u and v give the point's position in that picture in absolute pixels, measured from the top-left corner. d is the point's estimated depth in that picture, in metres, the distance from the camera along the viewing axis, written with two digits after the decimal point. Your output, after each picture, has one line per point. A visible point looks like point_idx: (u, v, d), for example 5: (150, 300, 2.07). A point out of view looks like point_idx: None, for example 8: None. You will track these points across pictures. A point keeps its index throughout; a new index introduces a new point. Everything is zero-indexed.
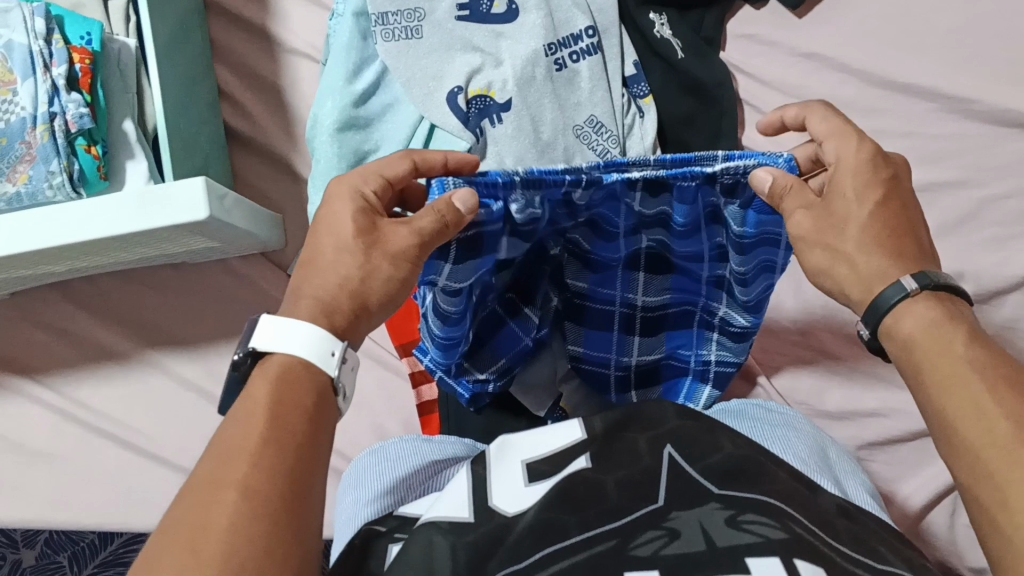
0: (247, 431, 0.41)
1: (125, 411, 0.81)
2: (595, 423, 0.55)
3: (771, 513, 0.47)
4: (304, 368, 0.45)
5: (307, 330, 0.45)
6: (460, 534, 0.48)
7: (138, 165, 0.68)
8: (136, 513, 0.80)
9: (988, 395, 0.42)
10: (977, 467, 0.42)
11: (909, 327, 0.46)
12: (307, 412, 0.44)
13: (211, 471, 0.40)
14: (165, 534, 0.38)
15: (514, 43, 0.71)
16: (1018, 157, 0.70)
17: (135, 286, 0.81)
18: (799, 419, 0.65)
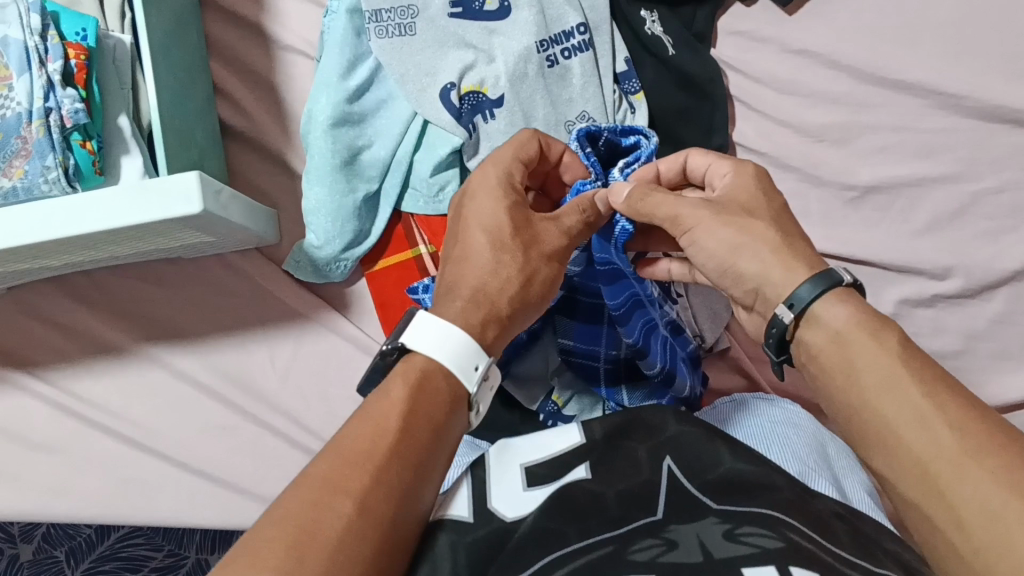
0: (376, 436, 0.46)
1: (123, 404, 0.82)
2: (595, 429, 0.56)
3: (767, 523, 0.47)
4: (447, 376, 0.50)
5: (459, 341, 0.51)
6: (462, 534, 0.50)
7: (133, 160, 0.69)
8: (135, 504, 0.81)
9: (932, 403, 0.43)
10: (926, 480, 0.42)
11: (835, 320, 0.48)
12: (434, 424, 0.48)
13: (336, 464, 0.45)
14: (281, 513, 0.43)
15: (506, 39, 0.72)
16: (1012, 150, 0.71)
17: (132, 280, 0.82)
18: (802, 416, 0.66)
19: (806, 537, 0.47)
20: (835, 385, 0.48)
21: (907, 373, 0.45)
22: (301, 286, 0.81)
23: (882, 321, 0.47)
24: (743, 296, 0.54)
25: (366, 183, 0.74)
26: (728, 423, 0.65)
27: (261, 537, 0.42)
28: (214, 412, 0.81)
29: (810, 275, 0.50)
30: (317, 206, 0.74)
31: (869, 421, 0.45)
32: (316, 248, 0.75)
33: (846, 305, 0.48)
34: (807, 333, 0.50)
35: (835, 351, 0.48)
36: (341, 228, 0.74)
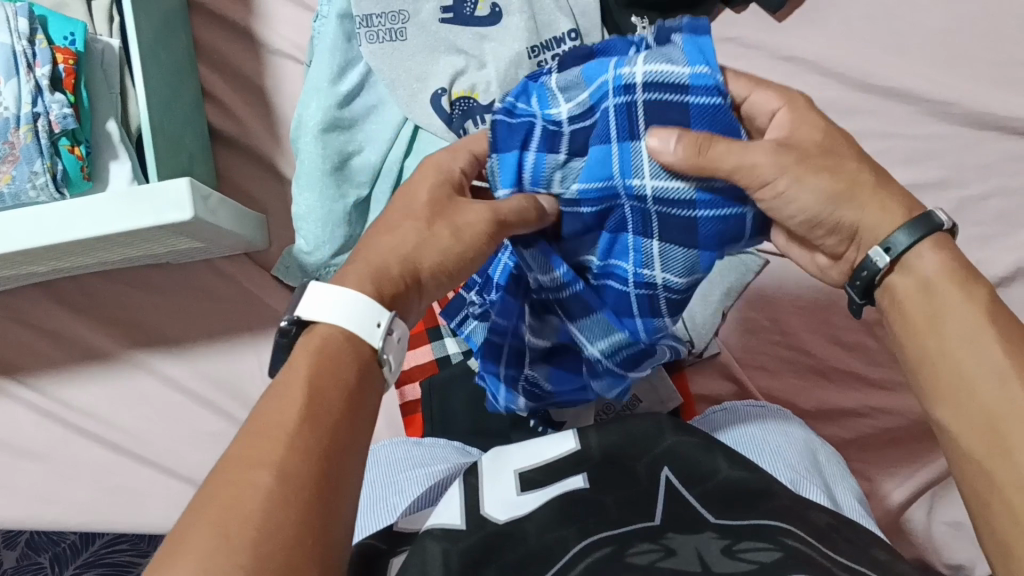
0: (283, 409, 0.42)
1: (111, 409, 0.81)
2: (590, 437, 0.56)
3: (764, 536, 0.48)
4: (347, 341, 0.46)
5: (352, 301, 0.46)
6: (454, 541, 0.49)
7: (121, 165, 0.69)
8: (122, 511, 0.80)
9: (1007, 357, 0.44)
10: (996, 433, 0.44)
11: (928, 267, 0.47)
12: (343, 386, 0.44)
13: (245, 451, 0.40)
14: (198, 509, 0.38)
15: (498, 45, 0.71)
16: (1001, 157, 0.72)
17: (119, 286, 0.81)
18: (791, 421, 0.67)
19: (804, 543, 0.47)
20: (917, 333, 0.48)
21: (990, 329, 0.45)
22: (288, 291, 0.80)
23: (972, 273, 0.47)
24: (835, 242, 0.50)
25: (356, 190, 0.74)
26: (722, 430, 0.65)
27: (181, 540, 0.37)
28: (202, 418, 0.80)
29: (908, 217, 0.48)
30: (306, 213, 0.73)
31: (952, 365, 0.46)
32: (307, 253, 0.75)
33: (939, 254, 0.47)
34: (898, 278, 0.49)
35: (922, 300, 0.47)
36: (330, 235, 0.74)
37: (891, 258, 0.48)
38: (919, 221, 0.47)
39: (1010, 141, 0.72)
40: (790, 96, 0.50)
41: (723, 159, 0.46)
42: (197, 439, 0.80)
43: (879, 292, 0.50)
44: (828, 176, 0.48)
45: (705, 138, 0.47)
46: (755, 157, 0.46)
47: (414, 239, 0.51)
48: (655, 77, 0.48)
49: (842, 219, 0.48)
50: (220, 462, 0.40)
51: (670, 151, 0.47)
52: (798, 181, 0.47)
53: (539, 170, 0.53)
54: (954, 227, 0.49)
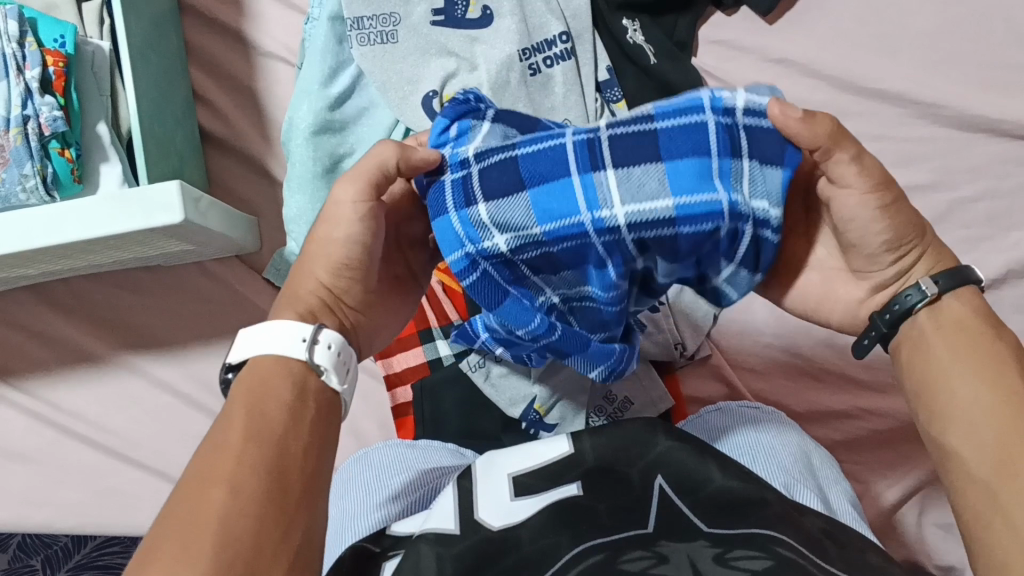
0: (227, 432, 0.43)
1: (101, 411, 0.81)
2: (584, 441, 0.56)
3: (757, 544, 0.47)
4: (276, 364, 0.46)
5: (272, 327, 0.47)
6: (448, 545, 0.50)
7: (112, 168, 0.69)
8: (112, 514, 0.80)
9: (1015, 391, 0.46)
10: (993, 455, 0.44)
11: (957, 310, 0.49)
12: (284, 403, 0.44)
13: (194, 474, 0.41)
14: (153, 534, 0.39)
15: (489, 48, 0.71)
16: (988, 159, 0.72)
17: (111, 289, 0.81)
18: (785, 424, 0.67)
19: (796, 552, 0.47)
20: (934, 375, 0.48)
21: (1003, 369, 0.46)
22: (279, 295, 0.79)
23: (1002, 321, 0.49)
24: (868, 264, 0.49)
25: None
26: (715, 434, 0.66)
27: (142, 558, 0.38)
28: (192, 420, 0.80)
29: (938, 269, 0.50)
30: (297, 216, 0.73)
31: (960, 393, 0.47)
32: (298, 256, 0.75)
33: (967, 303, 0.49)
34: (926, 318, 0.49)
35: (953, 331, 0.48)
36: None
37: (942, 287, 0.49)
38: (958, 268, 0.49)
39: (1000, 144, 0.72)
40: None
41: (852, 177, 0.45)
42: (188, 442, 0.80)
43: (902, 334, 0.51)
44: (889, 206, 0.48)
45: (710, 250, 0.48)
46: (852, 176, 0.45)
47: (315, 263, 0.51)
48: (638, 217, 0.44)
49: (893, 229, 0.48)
50: (174, 486, 0.41)
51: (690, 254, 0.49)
52: (875, 219, 0.47)
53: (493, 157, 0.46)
54: (982, 286, 0.51)
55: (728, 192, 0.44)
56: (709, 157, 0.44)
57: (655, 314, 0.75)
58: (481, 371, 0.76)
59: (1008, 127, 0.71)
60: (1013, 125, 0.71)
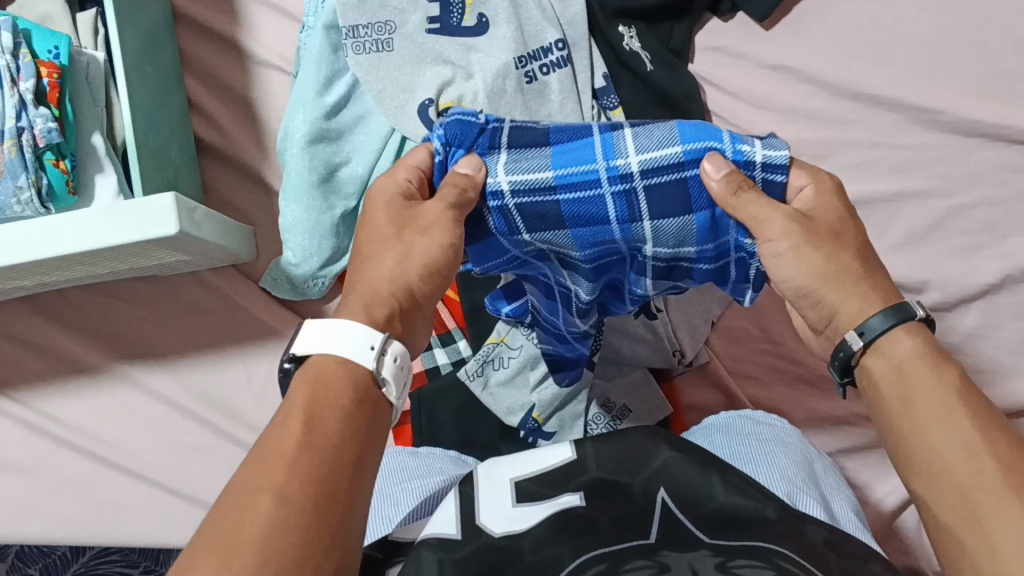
0: (283, 435, 0.42)
1: (95, 422, 0.80)
2: (586, 449, 0.57)
3: (759, 555, 0.47)
4: (342, 367, 0.46)
5: (346, 327, 0.46)
6: (449, 551, 0.50)
7: (107, 179, 0.69)
8: (106, 526, 0.79)
9: (980, 430, 0.44)
10: (966, 512, 0.42)
11: (902, 350, 0.47)
12: (341, 411, 0.44)
13: (247, 479, 0.41)
14: (201, 537, 0.39)
15: (485, 56, 0.71)
16: (986, 166, 0.72)
17: (107, 299, 0.80)
18: (789, 434, 0.68)
19: (799, 566, 0.46)
20: (893, 418, 0.47)
21: (960, 408, 0.45)
22: (275, 305, 0.79)
23: (944, 357, 0.46)
24: (816, 318, 0.50)
25: (345, 201, 0.73)
26: (717, 439, 0.66)
27: (186, 560, 0.38)
28: (188, 430, 0.79)
29: (883, 306, 0.48)
30: (293, 225, 0.73)
31: (925, 441, 0.45)
32: (294, 265, 0.74)
33: (912, 338, 0.47)
34: (871, 362, 0.48)
35: (896, 382, 0.47)
36: (318, 246, 0.73)
37: (868, 339, 0.47)
38: (895, 306, 0.48)
39: (998, 150, 0.72)
40: (818, 174, 0.49)
41: (748, 208, 0.47)
42: (182, 452, 0.79)
43: (857, 371, 0.49)
44: (823, 256, 0.48)
45: (743, 181, 0.47)
46: (768, 215, 0.47)
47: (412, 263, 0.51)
48: (651, 163, 0.48)
49: (821, 297, 0.49)
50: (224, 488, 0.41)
51: (713, 181, 0.47)
52: (794, 252, 0.48)
53: (536, 205, 0.50)
54: (932, 318, 0.48)
55: (730, 149, 0.48)
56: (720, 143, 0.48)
57: (655, 321, 0.74)
58: (479, 381, 0.75)
59: (1007, 133, 0.71)
60: (1010, 130, 0.70)
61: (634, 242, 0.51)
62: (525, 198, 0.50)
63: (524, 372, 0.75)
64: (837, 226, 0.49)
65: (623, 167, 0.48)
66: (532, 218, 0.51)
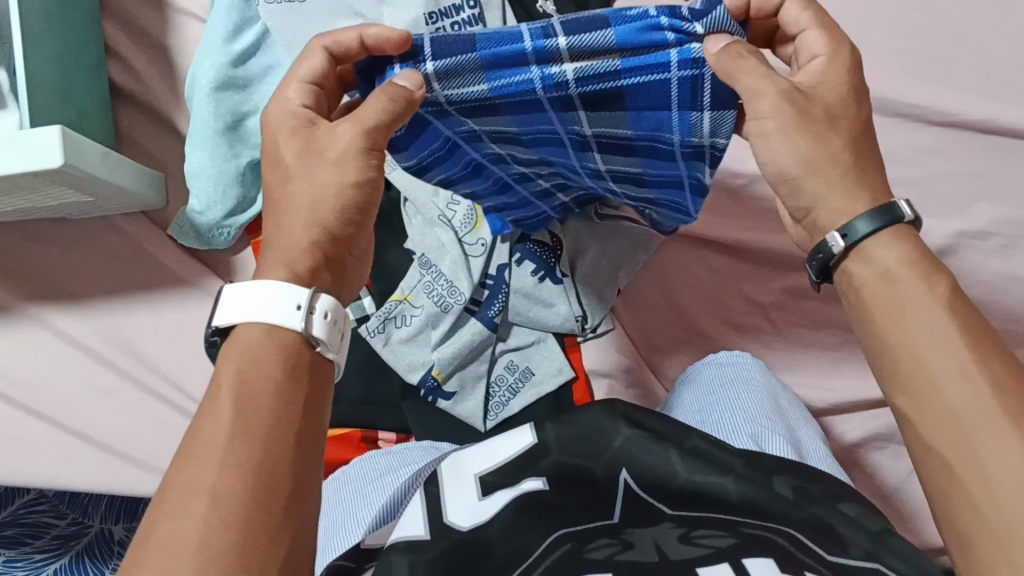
0: (215, 427, 0.42)
1: (4, 362, 0.79)
2: (547, 431, 0.54)
3: (722, 525, 0.50)
4: (269, 335, 0.47)
5: (261, 293, 0.47)
6: (422, 552, 0.47)
7: (8, 114, 0.69)
8: (14, 465, 0.79)
9: (974, 354, 0.44)
10: (956, 433, 0.44)
11: (884, 258, 0.48)
12: (272, 384, 0.45)
13: (185, 477, 0.41)
14: (144, 545, 0.40)
15: (394, 12, 0.69)
16: (903, 146, 0.72)
17: (19, 239, 0.79)
18: (756, 381, 0.71)
19: (759, 529, 0.49)
20: (879, 325, 0.48)
21: (954, 323, 0.46)
22: (185, 252, 0.79)
23: (934, 263, 0.47)
24: (795, 208, 0.51)
25: (251, 151, 0.73)
26: (693, 401, 0.71)
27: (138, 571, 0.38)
28: (96, 373, 0.78)
29: (875, 205, 0.49)
30: (196, 172, 0.73)
31: (916, 359, 0.46)
32: (199, 214, 0.74)
33: (902, 245, 0.48)
34: (854, 266, 0.49)
35: (886, 290, 0.48)
36: (222, 196, 0.73)
37: (847, 243, 0.49)
38: (884, 210, 0.48)
39: (915, 130, 0.72)
40: (839, 49, 0.50)
41: (748, 79, 0.45)
42: (92, 396, 0.78)
43: (836, 274, 0.51)
44: (810, 141, 0.48)
45: (739, 55, 0.44)
46: (763, 91, 0.46)
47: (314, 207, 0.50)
48: (587, 71, 0.46)
49: (802, 185, 0.49)
50: (162, 490, 0.42)
51: (715, 49, 0.45)
52: (786, 132, 0.47)
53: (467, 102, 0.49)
54: (919, 222, 0.49)
55: (675, 50, 0.45)
56: (666, 42, 0.45)
57: (558, 287, 0.75)
58: (380, 338, 0.75)
59: (922, 113, 0.71)
60: (924, 110, 0.71)
61: (573, 131, 0.52)
62: (457, 95, 0.48)
63: (427, 330, 0.75)
64: (833, 111, 0.49)
65: (559, 75, 0.46)
66: (468, 113, 0.50)
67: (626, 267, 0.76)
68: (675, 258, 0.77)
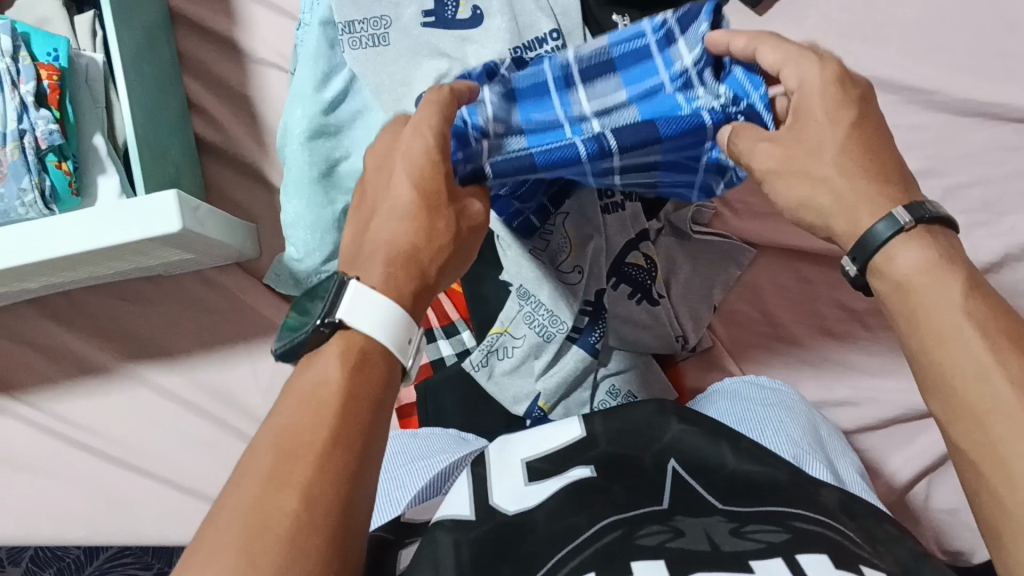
0: (314, 424, 0.42)
1: (106, 423, 0.80)
2: (596, 424, 0.56)
3: (774, 520, 0.47)
4: (383, 357, 0.47)
5: (387, 312, 0.47)
6: (464, 532, 0.48)
7: (109, 180, 0.69)
8: (120, 524, 0.79)
9: (992, 356, 0.41)
10: (984, 436, 0.40)
11: (901, 267, 0.45)
12: (372, 401, 0.45)
13: (272, 466, 0.41)
14: (221, 522, 0.39)
15: (480, 49, 0.71)
16: (983, 147, 0.72)
17: (112, 299, 0.79)
18: (793, 398, 0.69)
19: (812, 524, 0.46)
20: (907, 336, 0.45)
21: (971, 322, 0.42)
22: (279, 300, 0.79)
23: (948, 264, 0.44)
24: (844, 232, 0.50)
25: (346, 196, 0.74)
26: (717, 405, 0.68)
27: (215, 545, 0.38)
28: (198, 427, 0.79)
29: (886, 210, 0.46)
30: (294, 220, 0.74)
31: (941, 366, 0.43)
32: (297, 260, 0.75)
33: (915, 248, 0.45)
34: (878, 282, 0.47)
35: (903, 299, 0.45)
36: (319, 241, 0.74)
37: (861, 265, 0.47)
38: (884, 219, 0.45)
39: (994, 128, 0.72)
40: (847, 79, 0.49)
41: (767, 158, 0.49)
42: (195, 450, 0.79)
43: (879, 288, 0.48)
44: (810, 183, 0.48)
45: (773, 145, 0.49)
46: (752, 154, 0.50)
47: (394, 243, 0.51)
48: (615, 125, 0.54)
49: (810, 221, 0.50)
50: (244, 471, 0.41)
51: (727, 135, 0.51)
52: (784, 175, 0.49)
53: (513, 161, 0.54)
54: (947, 218, 0.45)
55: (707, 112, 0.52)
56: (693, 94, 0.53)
57: (657, 307, 0.75)
58: (483, 371, 0.76)
59: (999, 111, 0.71)
60: (1003, 108, 0.71)
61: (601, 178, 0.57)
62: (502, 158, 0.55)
63: (529, 360, 0.75)
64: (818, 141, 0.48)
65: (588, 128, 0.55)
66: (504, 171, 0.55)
67: (719, 283, 0.78)
68: (766, 272, 0.78)
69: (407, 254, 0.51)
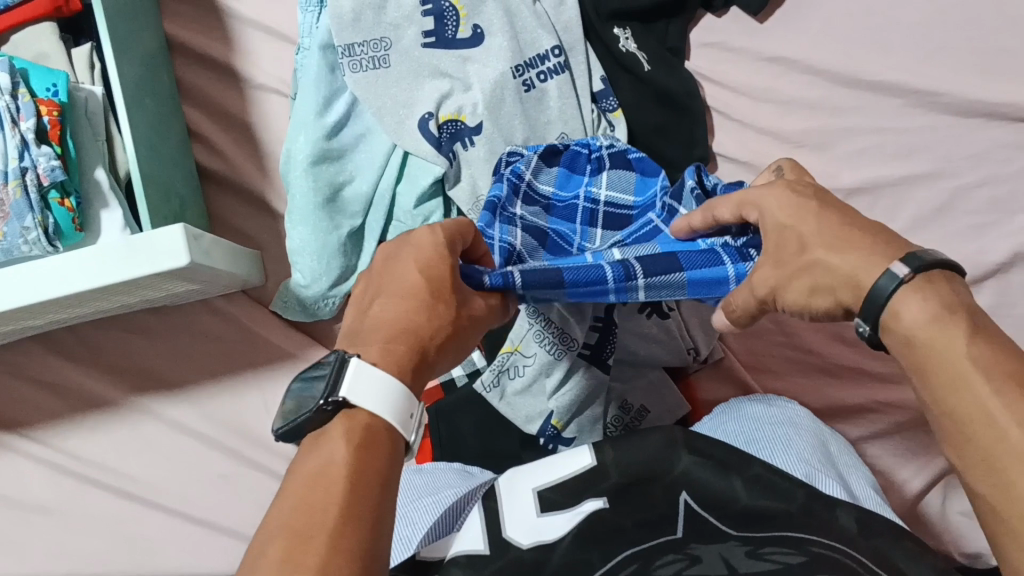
0: (325, 505, 0.41)
1: (116, 459, 0.79)
2: (607, 453, 0.55)
3: (789, 543, 0.48)
4: (388, 433, 0.45)
5: (385, 385, 0.45)
6: (477, 570, 0.51)
7: (112, 214, 0.68)
8: (134, 560, 0.78)
9: (996, 398, 0.40)
10: (995, 474, 0.40)
11: (908, 322, 0.43)
12: (381, 475, 0.43)
13: (284, 550, 0.39)
14: None
15: (481, 67, 0.71)
16: (989, 145, 0.70)
17: (119, 333, 0.79)
18: (800, 415, 0.67)
19: (828, 549, 0.48)
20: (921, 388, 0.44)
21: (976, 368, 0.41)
22: (290, 330, 0.79)
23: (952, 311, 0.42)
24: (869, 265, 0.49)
25: (350, 221, 0.73)
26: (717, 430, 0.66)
27: None
28: (209, 459, 0.78)
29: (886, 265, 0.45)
30: (301, 247, 0.73)
31: (951, 411, 0.42)
32: (304, 287, 0.74)
33: (919, 301, 0.43)
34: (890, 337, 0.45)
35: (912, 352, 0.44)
36: (326, 267, 0.73)
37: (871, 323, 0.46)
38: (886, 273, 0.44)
39: (1000, 128, 0.70)
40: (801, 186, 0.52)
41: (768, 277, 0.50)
42: (207, 483, 0.78)
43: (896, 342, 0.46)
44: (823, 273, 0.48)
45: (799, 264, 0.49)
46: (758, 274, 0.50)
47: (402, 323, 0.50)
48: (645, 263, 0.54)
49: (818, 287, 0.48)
50: (256, 561, 0.40)
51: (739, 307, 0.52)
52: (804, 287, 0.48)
53: (540, 273, 0.53)
54: (944, 263, 0.44)
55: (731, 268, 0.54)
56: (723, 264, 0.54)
57: (669, 321, 0.74)
58: (495, 392, 0.75)
59: (1006, 111, 0.69)
60: (1010, 108, 0.69)
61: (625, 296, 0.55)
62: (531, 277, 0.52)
63: (541, 379, 0.73)
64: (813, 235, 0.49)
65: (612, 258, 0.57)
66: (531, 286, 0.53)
67: None
68: None
69: (405, 328, 0.49)
